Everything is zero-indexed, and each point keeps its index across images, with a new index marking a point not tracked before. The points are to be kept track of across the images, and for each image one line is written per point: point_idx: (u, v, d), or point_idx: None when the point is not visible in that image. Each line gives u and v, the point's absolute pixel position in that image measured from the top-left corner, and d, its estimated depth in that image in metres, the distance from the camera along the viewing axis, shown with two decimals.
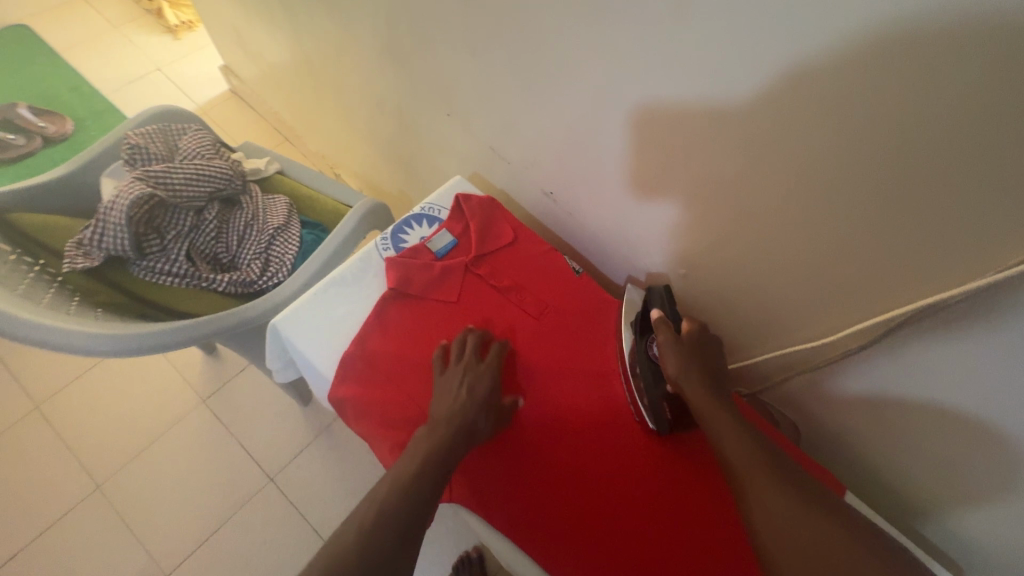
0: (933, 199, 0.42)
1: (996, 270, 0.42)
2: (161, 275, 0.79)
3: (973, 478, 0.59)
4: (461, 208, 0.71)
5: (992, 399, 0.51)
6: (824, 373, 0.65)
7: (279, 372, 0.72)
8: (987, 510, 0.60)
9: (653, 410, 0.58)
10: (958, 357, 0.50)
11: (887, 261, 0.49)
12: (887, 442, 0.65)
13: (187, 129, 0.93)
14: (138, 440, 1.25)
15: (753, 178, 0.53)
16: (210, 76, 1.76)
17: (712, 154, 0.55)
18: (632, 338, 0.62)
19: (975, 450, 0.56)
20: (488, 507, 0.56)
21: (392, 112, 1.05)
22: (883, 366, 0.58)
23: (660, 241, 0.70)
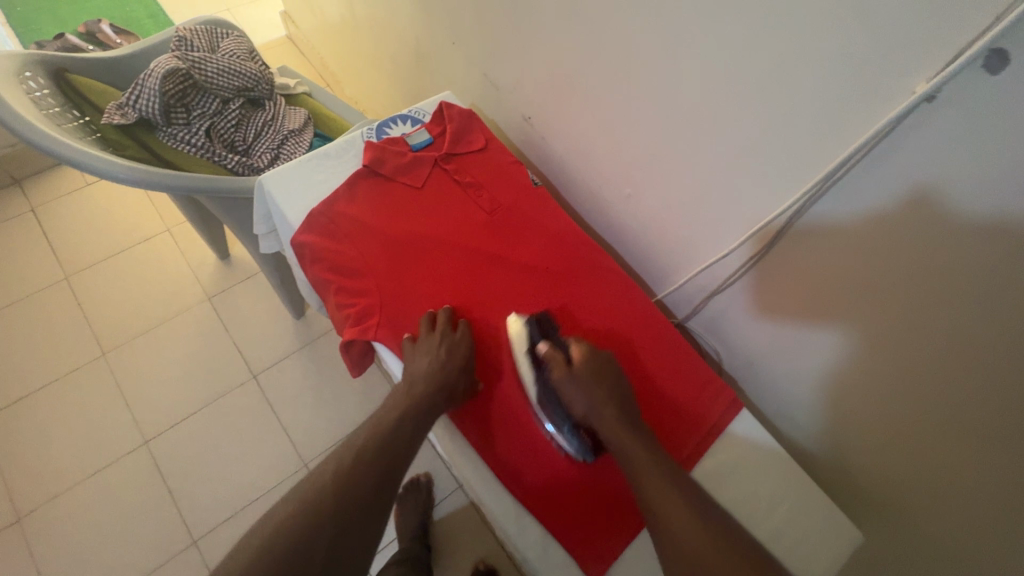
0: (816, 70, 0.51)
1: (862, 138, 0.50)
2: (182, 144, 0.90)
3: (862, 397, 0.63)
4: (443, 114, 0.79)
5: (869, 295, 0.57)
6: (745, 286, 0.71)
7: (262, 240, 0.81)
8: (873, 433, 0.64)
9: (570, 437, 0.60)
10: (840, 245, 0.58)
11: (796, 150, 0.56)
12: (794, 364, 0.71)
13: (231, 34, 1.05)
14: (146, 321, 1.37)
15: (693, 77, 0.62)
16: (272, 21, 1.92)
17: (665, 55, 0.64)
18: (525, 370, 0.63)
19: (864, 361, 0.61)
20: (477, 433, 0.64)
21: (410, 48, 1.15)
22: (796, 276, 0.64)
23: (620, 162, 0.79)
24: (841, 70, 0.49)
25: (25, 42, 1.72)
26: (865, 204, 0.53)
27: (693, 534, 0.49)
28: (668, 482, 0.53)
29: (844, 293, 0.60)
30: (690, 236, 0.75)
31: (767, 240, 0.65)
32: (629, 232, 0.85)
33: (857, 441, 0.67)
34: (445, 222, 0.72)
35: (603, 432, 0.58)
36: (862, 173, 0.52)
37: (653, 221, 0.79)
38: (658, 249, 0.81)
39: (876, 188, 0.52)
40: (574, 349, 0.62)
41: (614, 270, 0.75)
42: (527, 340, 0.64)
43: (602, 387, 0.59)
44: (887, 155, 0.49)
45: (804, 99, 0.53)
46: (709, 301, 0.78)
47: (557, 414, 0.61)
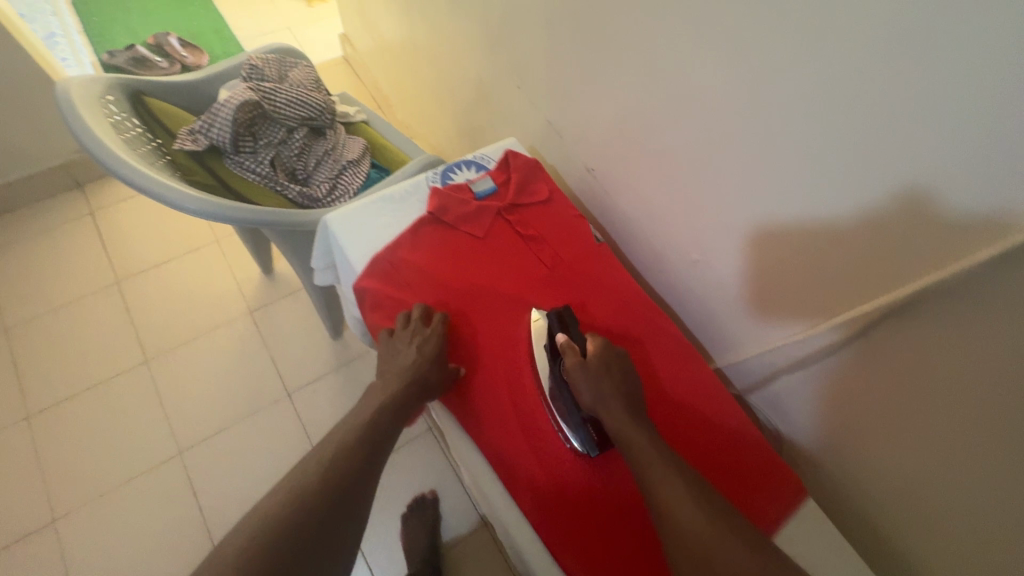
0: (918, 176, 0.47)
1: (966, 259, 0.46)
2: (248, 172, 0.92)
3: (940, 508, 0.58)
4: (508, 162, 0.79)
5: (953, 415, 0.53)
6: (809, 375, 0.67)
7: (318, 273, 0.82)
8: (947, 547, 0.59)
9: (579, 428, 0.60)
10: (923, 358, 0.53)
11: (881, 250, 0.53)
12: (857, 460, 0.66)
13: (299, 64, 1.07)
14: (189, 330, 1.40)
15: (775, 158, 0.60)
16: (331, 42, 1.97)
17: (747, 131, 0.61)
18: (545, 358, 0.64)
19: (943, 473, 0.56)
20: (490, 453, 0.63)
21: (471, 85, 1.15)
22: (868, 377, 0.60)
23: (688, 225, 0.76)
24: (947, 183, 0.46)
25: (99, 52, 1.80)
26: (961, 316, 0.49)
27: (691, 517, 0.47)
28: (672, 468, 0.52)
29: (935, 409, 0.54)
30: (762, 312, 0.71)
31: (848, 335, 0.59)
32: (688, 294, 0.82)
33: (928, 550, 0.62)
34: (506, 271, 0.72)
35: (609, 424, 0.57)
36: (963, 290, 0.47)
37: (722, 288, 0.76)
38: (720, 318, 0.79)
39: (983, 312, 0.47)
40: (590, 344, 0.62)
41: (662, 322, 0.73)
42: (547, 331, 0.66)
43: (614, 379, 0.59)
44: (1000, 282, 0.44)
45: (897, 201, 0.50)
46: (772, 381, 0.73)
47: (570, 408, 0.61)
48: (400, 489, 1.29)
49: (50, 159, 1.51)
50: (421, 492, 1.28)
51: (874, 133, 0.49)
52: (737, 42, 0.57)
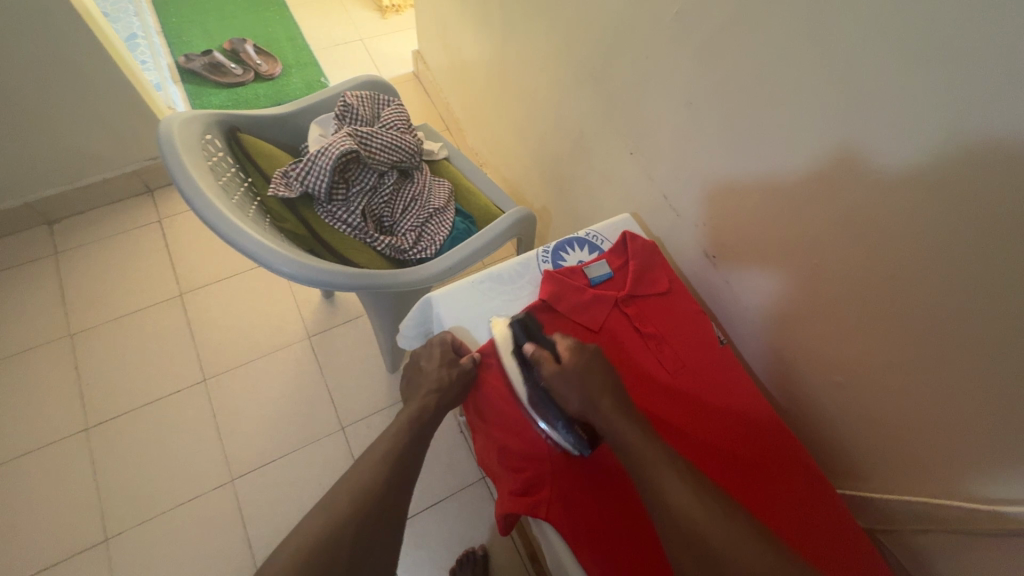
0: None
1: None
2: (338, 221, 0.88)
3: None
4: (625, 245, 0.72)
5: None
6: (979, 544, 0.57)
7: (406, 340, 0.77)
8: None
9: (565, 432, 0.59)
10: None
11: None
12: None
13: (392, 102, 1.03)
14: (247, 350, 1.38)
15: (967, 300, 0.50)
16: (403, 57, 1.94)
17: (934, 264, 0.52)
18: (515, 371, 0.63)
19: None
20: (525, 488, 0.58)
21: (566, 131, 1.08)
22: None
23: (822, 337, 0.68)
24: None
25: (176, 53, 1.80)
26: None
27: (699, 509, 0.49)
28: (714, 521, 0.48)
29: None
30: (916, 455, 0.61)
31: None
32: (810, 405, 0.74)
33: None
34: (635, 353, 0.67)
35: (601, 424, 0.57)
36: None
37: (862, 414, 0.67)
38: (849, 442, 0.70)
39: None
40: (561, 347, 0.62)
41: (728, 366, 0.69)
42: (512, 341, 0.64)
43: (595, 379, 0.59)
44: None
45: None
46: (921, 532, 0.63)
47: (551, 412, 0.60)
48: (449, 540, 1.23)
49: (125, 164, 1.51)
50: (469, 546, 1.22)
51: None
52: (953, 168, 0.48)
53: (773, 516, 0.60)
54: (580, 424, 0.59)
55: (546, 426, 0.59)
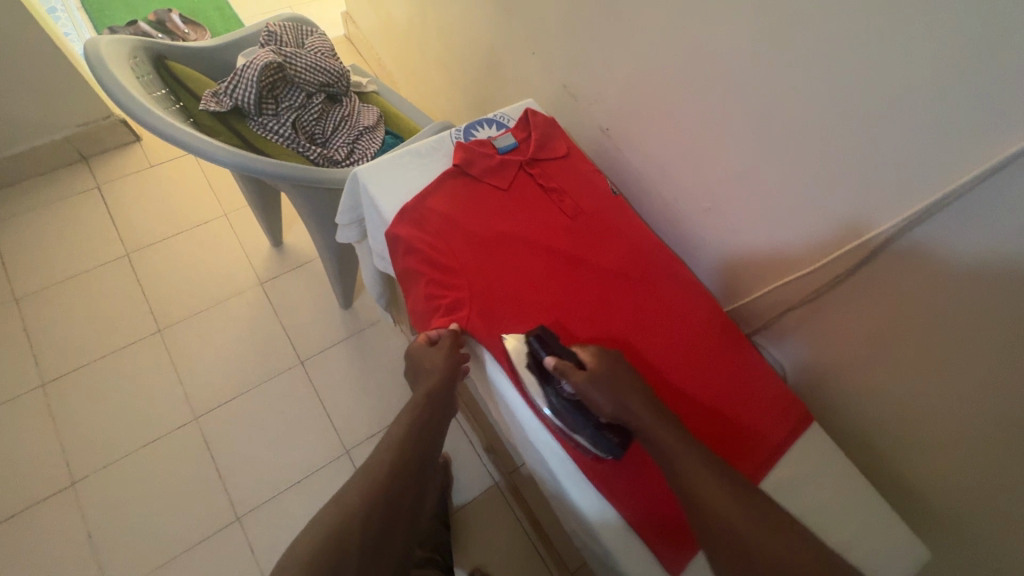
0: (926, 97, 0.55)
1: (973, 172, 0.54)
2: (270, 132, 0.95)
3: (927, 408, 0.67)
4: (528, 120, 0.83)
5: (943, 314, 0.61)
6: (819, 305, 0.75)
7: (343, 230, 0.86)
8: (939, 446, 0.68)
9: (595, 438, 0.61)
10: (923, 270, 0.61)
11: (887, 177, 0.61)
12: (851, 378, 0.75)
13: (315, 33, 1.10)
14: (200, 301, 1.42)
15: (791, 98, 0.66)
16: (331, 20, 1.98)
17: (771, 75, 0.67)
18: (534, 384, 0.63)
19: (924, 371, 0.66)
20: (451, 313, 0.69)
21: (484, 54, 1.18)
22: (872, 298, 0.68)
23: (697, 176, 0.84)
24: (955, 99, 0.53)
25: (97, 26, 1.79)
26: (966, 226, 0.56)
27: (729, 505, 0.53)
28: (673, 432, 0.58)
29: (931, 338, 0.63)
30: (768, 252, 0.79)
31: (852, 264, 0.67)
32: (697, 243, 0.89)
33: (916, 454, 0.71)
34: (537, 206, 0.77)
35: (633, 426, 0.59)
36: (958, 214, 0.56)
37: (728, 234, 0.83)
38: (724, 265, 0.86)
39: (995, 240, 0.54)
40: (584, 354, 0.63)
41: (621, 210, 0.80)
42: (528, 354, 0.64)
43: (624, 382, 0.61)
44: (1009, 193, 0.52)
45: (904, 127, 0.57)
46: (777, 320, 0.81)
47: (578, 421, 0.61)
48: None
49: (56, 131, 1.50)
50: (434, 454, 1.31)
51: (894, 59, 0.55)
52: None
53: (655, 316, 0.72)
54: (610, 429, 0.62)
55: (572, 434, 0.61)
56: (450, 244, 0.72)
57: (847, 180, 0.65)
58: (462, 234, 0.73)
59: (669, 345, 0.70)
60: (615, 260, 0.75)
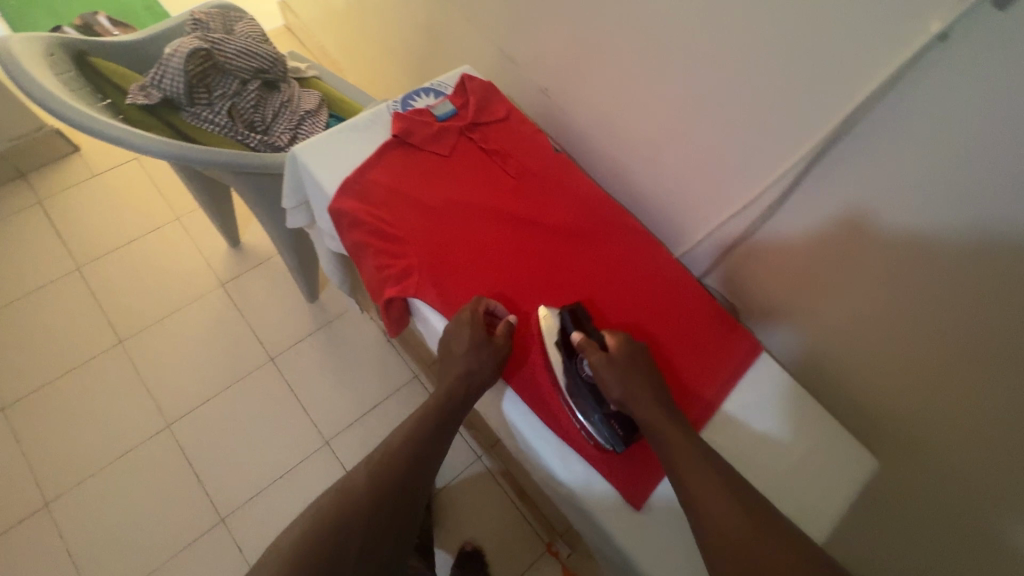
0: (835, 11, 0.56)
1: (877, 81, 0.56)
2: (205, 122, 0.94)
3: (866, 324, 0.70)
4: (465, 86, 0.83)
5: (867, 222, 0.64)
6: (761, 235, 0.77)
7: (291, 214, 0.84)
8: (876, 359, 0.71)
9: (601, 426, 0.60)
10: (846, 181, 0.64)
11: (806, 98, 0.63)
12: (794, 306, 0.78)
13: (244, 18, 1.06)
14: (161, 309, 1.39)
15: (715, 32, 0.67)
16: (269, 11, 1.92)
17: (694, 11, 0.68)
18: (557, 358, 0.63)
19: (857, 285, 0.69)
20: (403, 282, 0.69)
21: (423, 27, 1.17)
22: (806, 221, 0.70)
23: (638, 127, 0.84)
24: (860, 11, 0.55)
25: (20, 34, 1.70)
26: (879, 132, 0.59)
27: (722, 508, 0.51)
28: (684, 434, 0.57)
29: (868, 248, 0.65)
30: (710, 194, 0.80)
31: (785, 188, 0.70)
32: (646, 195, 0.91)
33: (860, 372, 0.74)
34: (481, 171, 0.77)
35: (641, 419, 0.58)
36: (874, 124, 0.59)
37: (671, 181, 0.85)
38: (673, 213, 0.88)
39: (914, 134, 0.56)
40: (609, 339, 0.63)
41: (565, 166, 0.80)
42: (560, 328, 0.65)
43: (638, 375, 0.60)
44: (918, 93, 0.54)
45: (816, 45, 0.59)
46: (724, 259, 0.84)
47: (590, 404, 0.61)
48: None
49: None
50: None
51: None
52: None
53: (607, 268, 0.73)
54: (618, 419, 0.60)
55: (582, 418, 0.61)
56: (397, 214, 0.72)
57: (771, 106, 0.67)
58: (408, 205, 0.72)
59: (623, 296, 0.71)
60: (563, 216, 0.75)
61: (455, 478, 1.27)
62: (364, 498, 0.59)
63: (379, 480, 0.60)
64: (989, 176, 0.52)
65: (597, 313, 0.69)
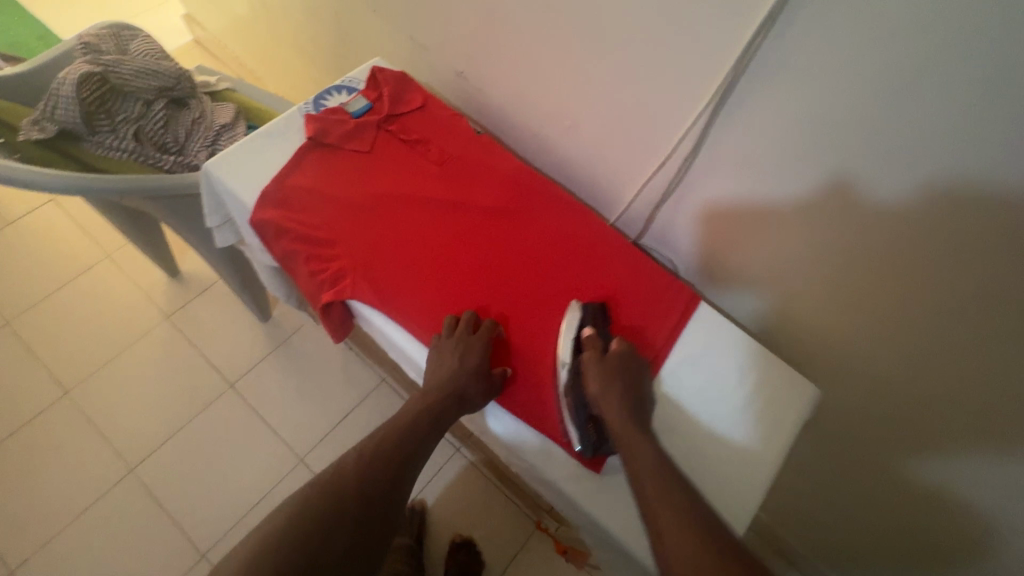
0: None
1: (757, 27, 0.58)
2: (111, 150, 0.90)
3: (790, 262, 0.73)
4: (377, 79, 0.81)
5: (773, 163, 0.66)
6: (683, 192, 0.79)
7: (217, 234, 0.81)
8: (801, 295, 0.75)
9: (583, 427, 0.60)
10: (748, 128, 0.66)
11: (698, 51, 0.64)
12: (724, 257, 0.81)
13: (140, 36, 1.01)
14: (105, 352, 1.32)
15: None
16: (176, 27, 1.83)
17: None
18: (565, 352, 0.64)
19: (776, 226, 0.71)
20: (338, 285, 0.68)
21: (332, 23, 1.13)
22: (720, 171, 0.72)
23: (554, 99, 0.85)
24: None
25: None
26: (767, 76, 0.60)
27: (674, 526, 0.47)
28: (654, 447, 0.55)
29: (779, 187, 0.67)
30: (631, 156, 0.81)
31: (696, 141, 0.72)
32: (574, 166, 0.91)
33: (792, 309, 0.77)
34: (405, 164, 0.76)
35: (614, 423, 0.57)
36: (762, 67, 0.60)
37: (595, 149, 0.86)
38: (602, 180, 0.89)
39: (801, 68, 0.57)
40: (613, 345, 0.64)
41: (489, 147, 0.80)
42: (575, 325, 0.66)
43: (625, 385, 0.60)
44: (793, 33, 0.56)
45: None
46: (655, 219, 0.86)
47: (579, 403, 0.61)
48: None
49: None
50: None
51: None
52: None
53: (542, 243, 0.73)
54: (598, 426, 0.61)
55: (567, 416, 0.61)
56: (323, 219, 0.70)
57: (671, 61, 0.68)
58: (334, 207, 0.71)
59: (560, 270, 0.72)
60: (491, 197, 0.75)
61: (436, 475, 1.27)
62: (348, 506, 0.54)
63: (365, 492, 0.55)
64: (868, 103, 0.54)
65: (536, 289, 0.70)
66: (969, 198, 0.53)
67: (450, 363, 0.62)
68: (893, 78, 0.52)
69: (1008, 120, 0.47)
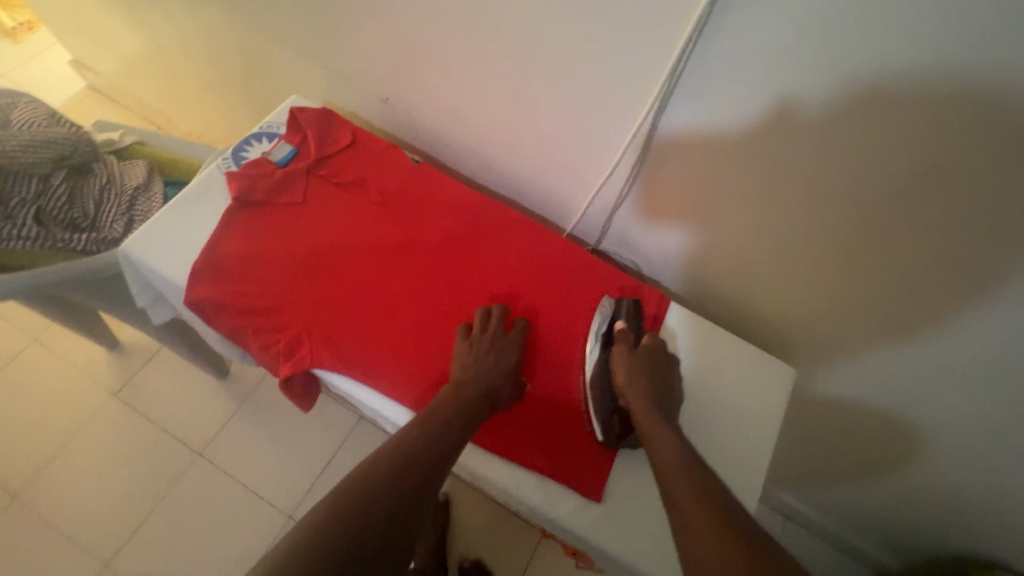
0: None
1: (687, 28, 0.56)
2: (10, 240, 0.79)
3: (749, 249, 0.73)
4: (297, 120, 0.75)
5: (721, 158, 0.66)
6: (636, 193, 0.77)
7: (153, 313, 0.74)
8: (763, 278, 0.75)
9: (604, 419, 0.62)
10: (692, 125, 0.65)
11: (631, 57, 0.62)
12: (684, 250, 0.80)
13: (19, 102, 0.90)
14: (51, 445, 1.22)
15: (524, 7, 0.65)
16: (64, 76, 1.67)
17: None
18: (595, 344, 0.65)
19: (731, 216, 0.71)
20: (295, 355, 0.63)
21: (238, 57, 1.05)
22: (670, 169, 0.71)
23: (490, 115, 0.81)
24: None
25: None
26: (704, 74, 0.59)
27: (695, 513, 0.45)
28: (677, 436, 0.54)
29: (730, 179, 0.67)
30: (578, 163, 0.79)
31: (642, 143, 0.70)
32: (521, 178, 0.89)
33: (757, 293, 0.78)
34: (345, 206, 0.71)
35: (637, 407, 0.57)
36: (698, 65, 0.59)
37: (540, 160, 0.83)
38: (552, 190, 0.87)
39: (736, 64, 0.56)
40: (644, 338, 0.64)
41: (429, 174, 0.76)
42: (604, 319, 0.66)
43: (654, 377, 0.60)
44: (725, 32, 0.54)
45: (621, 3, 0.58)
46: (612, 222, 0.85)
47: (605, 397, 0.62)
48: None
49: None
50: None
51: None
52: None
53: (501, 267, 0.71)
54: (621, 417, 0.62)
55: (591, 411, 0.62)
56: (268, 283, 0.65)
57: (604, 67, 0.65)
58: (277, 268, 0.66)
59: (525, 293, 0.70)
60: (440, 228, 0.72)
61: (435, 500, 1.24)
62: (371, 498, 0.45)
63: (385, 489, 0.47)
64: (806, 94, 0.54)
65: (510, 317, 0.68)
66: (913, 175, 0.54)
67: (481, 362, 0.60)
68: (827, 69, 0.51)
69: (945, 100, 0.48)
